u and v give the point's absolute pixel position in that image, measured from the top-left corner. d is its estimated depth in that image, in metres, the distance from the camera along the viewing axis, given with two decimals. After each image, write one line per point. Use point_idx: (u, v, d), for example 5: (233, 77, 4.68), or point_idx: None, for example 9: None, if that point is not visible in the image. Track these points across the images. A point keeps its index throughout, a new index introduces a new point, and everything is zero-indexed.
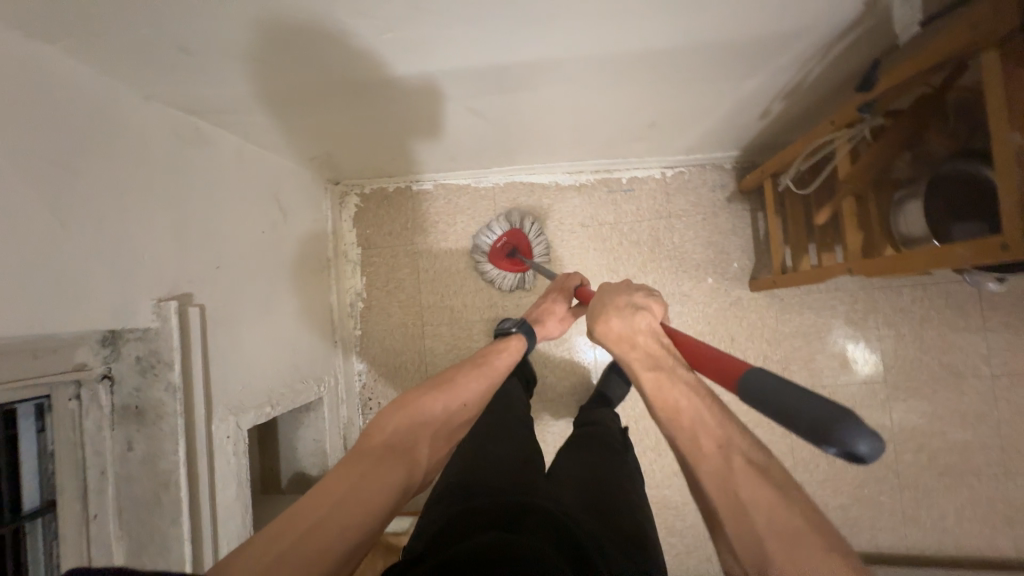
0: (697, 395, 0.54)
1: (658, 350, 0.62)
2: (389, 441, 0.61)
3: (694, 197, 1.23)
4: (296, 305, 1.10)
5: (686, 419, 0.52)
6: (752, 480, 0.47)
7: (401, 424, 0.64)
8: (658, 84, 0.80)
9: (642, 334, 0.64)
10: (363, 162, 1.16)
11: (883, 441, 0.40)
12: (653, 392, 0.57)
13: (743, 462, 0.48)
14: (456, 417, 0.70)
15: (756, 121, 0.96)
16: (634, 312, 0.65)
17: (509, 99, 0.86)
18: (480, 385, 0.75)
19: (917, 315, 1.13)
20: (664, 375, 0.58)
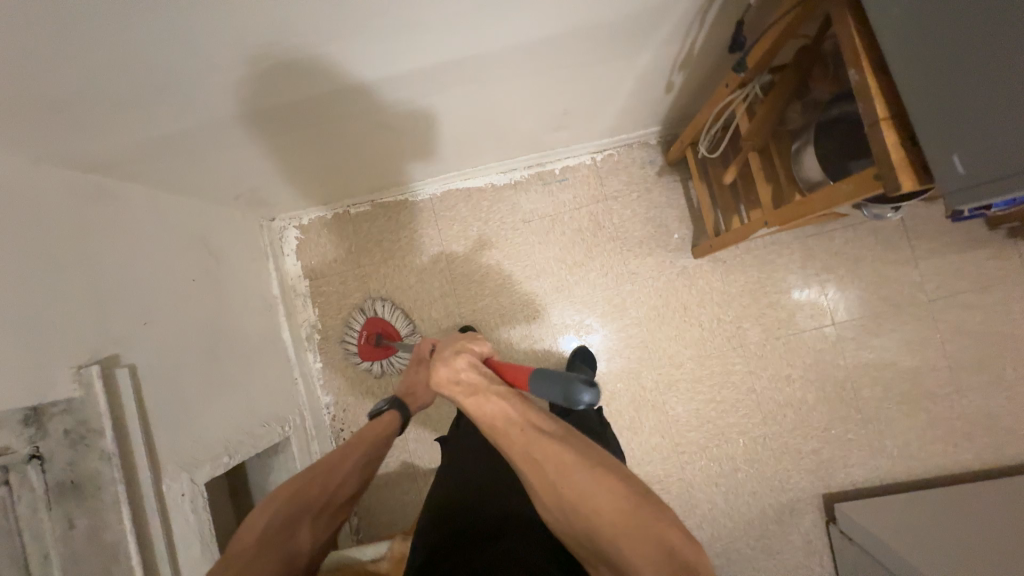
0: (507, 401, 0.60)
1: (479, 379, 0.63)
2: (265, 536, 0.64)
3: (626, 177, 1.25)
4: (245, 348, 1.07)
5: (498, 426, 0.58)
6: (546, 446, 0.55)
7: (280, 515, 0.66)
8: (557, 72, 0.82)
9: (465, 367, 0.65)
10: (292, 194, 1.15)
11: (598, 389, 0.57)
12: (476, 412, 0.60)
13: (540, 435, 0.56)
14: (342, 493, 0.74)
15: (663, 96, 0.98)
16: (455, 355, 0.66)
17: (416, 109, 0.87)
18: (359, 463, 0.78)
19: (851, 255, 1.18)
20: (484, 396, 0.61)
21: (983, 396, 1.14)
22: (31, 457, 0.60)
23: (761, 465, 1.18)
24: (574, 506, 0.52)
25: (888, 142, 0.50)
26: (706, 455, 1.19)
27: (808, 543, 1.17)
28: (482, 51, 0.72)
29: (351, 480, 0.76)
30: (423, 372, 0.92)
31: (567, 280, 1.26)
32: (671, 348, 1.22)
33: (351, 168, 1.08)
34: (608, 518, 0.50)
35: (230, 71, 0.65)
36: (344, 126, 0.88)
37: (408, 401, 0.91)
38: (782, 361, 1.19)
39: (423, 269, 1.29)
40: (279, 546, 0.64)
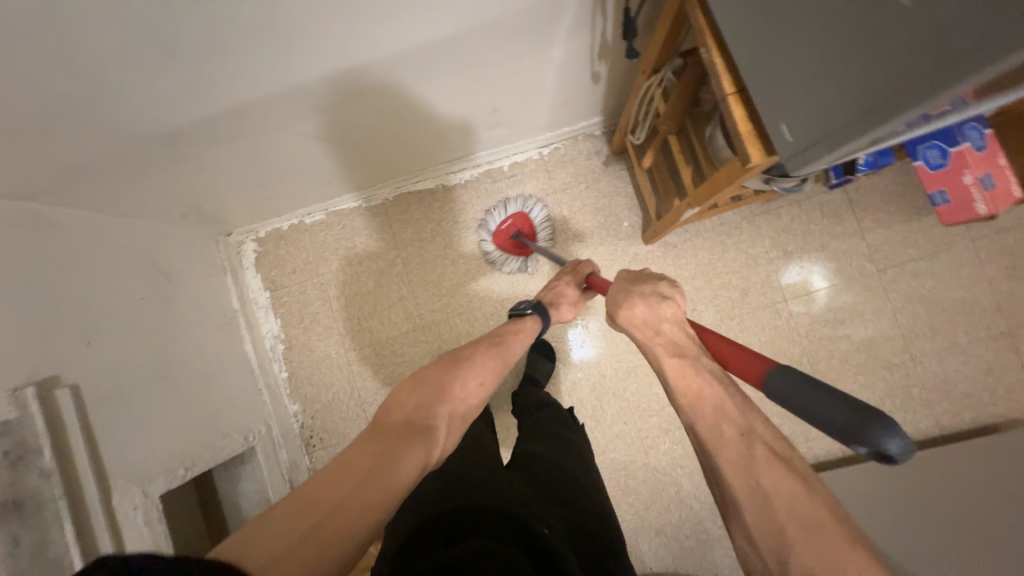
0: (722, 386, 0.57)
1: (682, 339, 0.65)
2: (410, 419, 0.62)
3: (573, 169, 1.27)
4: (202, 362, 1.09)
5: (710, 406, 0.55)
6: (773, 468, 0.49)
7: (420, 403, 0.64)
8: (475, 70, 0.83)
9: (667, 323, 0.67)
10: (242, 207, 1.17)
11: (917, 448, 0.41)
12: (677, 378, 0.59)
13: (768, 452, 0.50)
14: (471, 395, 0.71)
15: (592, 85, 1.00)
16: (661, 300, 0.69)
17: (342, 116, 0.88)
18: (495, 367, 0.76)
19: (799, 231, 1.19)
20: (688, 364, 0.61)
21: (938, 362, 1.15)
22: None
23: None
24: (790, 526, 0.46)
25: (735, 119, 0.58)
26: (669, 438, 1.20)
27: None
28: (390, 55, 0.74)
29: (486, 379, 0.74)
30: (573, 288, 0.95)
31: (522, 275, 1.27)
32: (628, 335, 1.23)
33: (295, 177, 1.09)
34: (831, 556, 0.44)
35: (139, 89, 0.66)
36: (274, 136, 0.89)
37: (552, 313, 0.90)
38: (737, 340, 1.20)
39: (381, 273, 1.31)
40: (421, 431, 0.61)
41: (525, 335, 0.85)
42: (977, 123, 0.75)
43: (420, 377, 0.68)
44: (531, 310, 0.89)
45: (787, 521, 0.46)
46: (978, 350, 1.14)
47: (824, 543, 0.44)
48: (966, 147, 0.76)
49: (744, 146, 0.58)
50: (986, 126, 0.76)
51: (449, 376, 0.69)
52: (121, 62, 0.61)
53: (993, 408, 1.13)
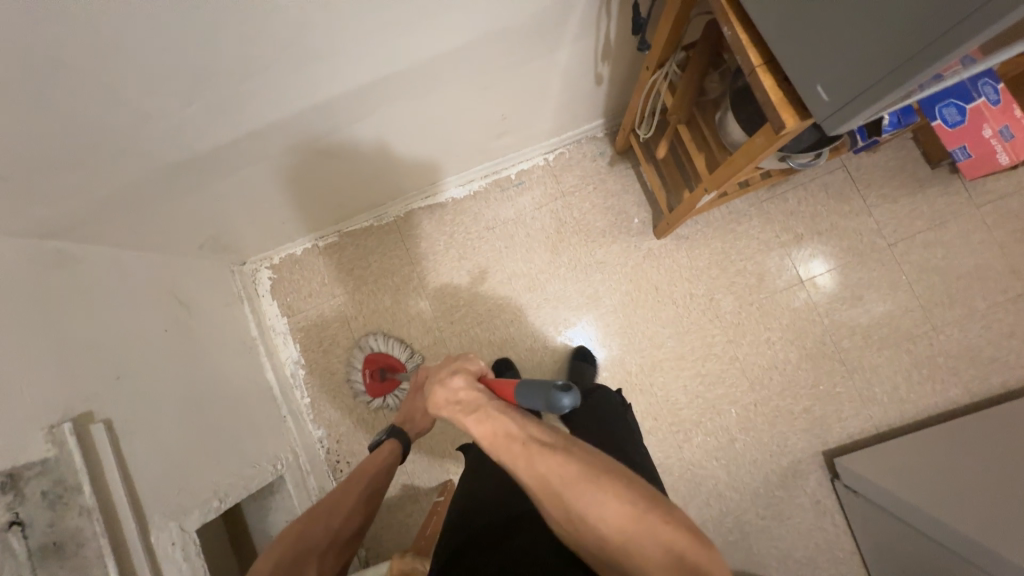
0: (507, 414, 0.59)
1: (476, 395, 0.63)
2: (280, 564, 0.67)
3: (580, 171, 1.29)
4: (226, 391, 1.08)
5: (497, 435, 0.58)
6: (546, 458, 0.54)
7: (285, 556, 0.68)
8: (485, 79, 0.86)
9: (463, 388, 0.65)
10: (256, 234, 1.18)
11: (571, 391, 0.59)
12: (476, 430, 0.59)
13: (540, 447, 0.55)
14: (336, 536, 0.75)
15: (595, 88, 1.03)
16: (450, 373, 0.67)
17: (356, 134, 0.90)
18: (356, 500, 0.80)
19: (807, 213, 1.21)
20: (481, 412, 0.60)
21: (960, 330, 1.15)
22: (11, 524, 0.59)
23: (756, 432, 1.18)
24: (576, 504, 0.51)
25: (766, 88, 0.58)
26: (702, 430, 1.19)
27: (817, 504, 1.15)
28: (408, 67, 0.76)
29: (343, 520, 0.77)
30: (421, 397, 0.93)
31: (538, 279, 1.27)
32: (651, 329, 1.23)
33: (308, 199, 1.10)
34: (607, 514, 0.50)
35: (166, 119, 0.68)
36: (290, 158, 0.91)
37: (404, 428, 0.94)
38: (759, 325, 1.20)
39: (397, 289, 1.31)
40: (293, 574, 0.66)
41: (388, 453, 0.89)
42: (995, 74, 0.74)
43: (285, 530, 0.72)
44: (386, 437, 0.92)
45: (571, 499, 0.51)
46: (999, 315, 1.15)
47: (598, 504, 0.51)
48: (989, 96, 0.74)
49: (777, 113, 0.58)
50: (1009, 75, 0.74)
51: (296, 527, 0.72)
52: (151, 91, 0.63)
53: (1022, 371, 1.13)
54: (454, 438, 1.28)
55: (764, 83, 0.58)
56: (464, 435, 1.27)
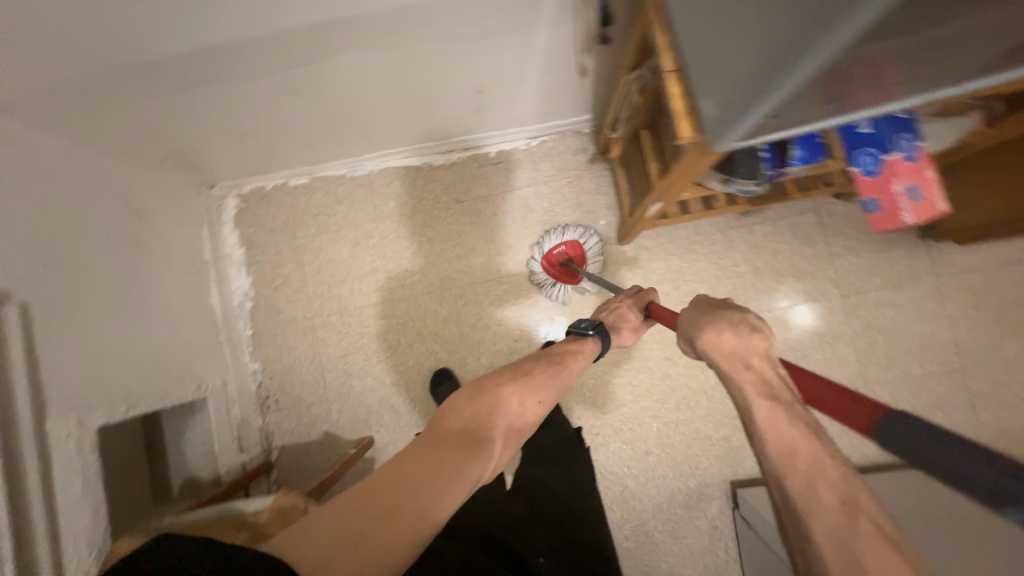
0: (817, 437, 0.51)
1: (773, 380, 0.57)
2: (468, 426, 0.64)
3: (558, 163, 1.29)
4: (163, 304, 1.09)
5: (796, 458, 0.49)
6: (875, 546, 0.44)
7: (470, 415, 0.65)
8: (459, 44, 0.85)
9: (759, 357, 0.60)
10: (226, 157, 1.17)
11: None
12: (768, 426, 0.52)
13: (872, 528, 0.45)
14: (523, 413, 0.70)
15: (579, 79, 1.02)
16: (752, 330, 0.61)
17: (325, 74, 0.90)
18: (556, 384, 0.76)
19: (771, 248, 1.21)
20: (781, 407, 0.54)
21: (890, 391, 1.16)
22: None
23: (671, 449, 1.21)
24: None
25: (671, 95, 0.60)
26: (620, 438, 1.22)
27: (714, 529, 1.19)
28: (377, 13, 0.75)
29: (535, 398, 0.71)
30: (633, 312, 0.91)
31: (494, 259, 1.28)
32: None
33: (279, 133, 1.10)
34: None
35: (118, 16, 0.67)
36: (258, 86, 0.91)
37: (610, 338, 0.88)
38: None
39: (356, 243, 1.32)
40: (477, 440, 0.62)
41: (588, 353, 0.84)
42: (909, 131, 0.61)
43: (483, 385, 0.69)
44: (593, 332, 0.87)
45: (869, 562, 0.44)
46: (930, 384, 1.16)
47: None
48: (898, 158, 0.61)
49: (675, 122, 0.61)
50: (918, 137, 0.61)
51: (506, 390, 0.69)
52: None
53: None
54: (381, 398, 1.29)
55: (670, 93, 0.61)
56: (392, 395, 1.28)
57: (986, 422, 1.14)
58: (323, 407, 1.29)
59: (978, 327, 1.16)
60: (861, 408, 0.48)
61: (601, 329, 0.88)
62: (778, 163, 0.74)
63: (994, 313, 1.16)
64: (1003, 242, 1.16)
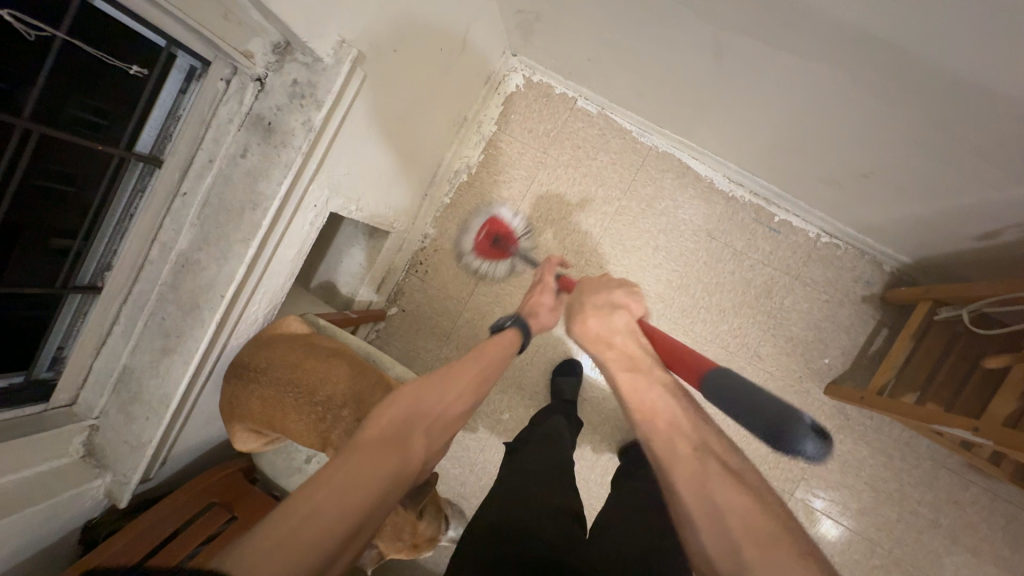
0: (671, 398, 0.63)
1: (634, 351, 0.71)
2: (390, 429, 0.58)
3: (832, 275, 1.12)
4: (422, 138, 1.07)
5: (660, 418, 0.61)
6: (727, 486, 0.54)
7: (401, 412, 0.60)
8: (928, 134, 0.69)
9: (619, 334, 0.73)
10: (559, 47, 1.08)
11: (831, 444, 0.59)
12: (631, 394, 0.65)
13: (714, 467, 0.56)
14: (451, 409, 0.66)
15: (971, 237, 0.85)
16: (609, 312, 0.75)
17: (763, 68, 0.76)
18: (480, 379, 0.72)
19: (965, 517, 1.05)
20: (639, 376, 0.67)
21: None
22: (256, 80, 0.69)
23: None
24: (729, 520, 0.51)
25: None
26: None
27: None
28: (924, 69, 0.59)
29: (461, 396, 0.68)
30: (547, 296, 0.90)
31: (697, 311, 1.17)
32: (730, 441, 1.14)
33: (629, 67, 0.99)
34: (772, 560, 0.47)
35: None
36: (690, 27, 0.77)
37: (530, 326, 0.85)
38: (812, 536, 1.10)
39: (591, 199, 1.23)
40: (403, 444, 0.57)
41: (509, 345, 0.79)
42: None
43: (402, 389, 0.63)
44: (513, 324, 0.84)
45: (718, 495, 0.53)
46: None
47: (764, 551, 0.48)
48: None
49: None
50: None
51: (427, 388, 0.65)
52: None
53: None
54: None
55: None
56: None
57: None
58: (457, 308, 1.28)
59: None
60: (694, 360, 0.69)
61: (518, 321, 0.84)
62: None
63: None
64: None
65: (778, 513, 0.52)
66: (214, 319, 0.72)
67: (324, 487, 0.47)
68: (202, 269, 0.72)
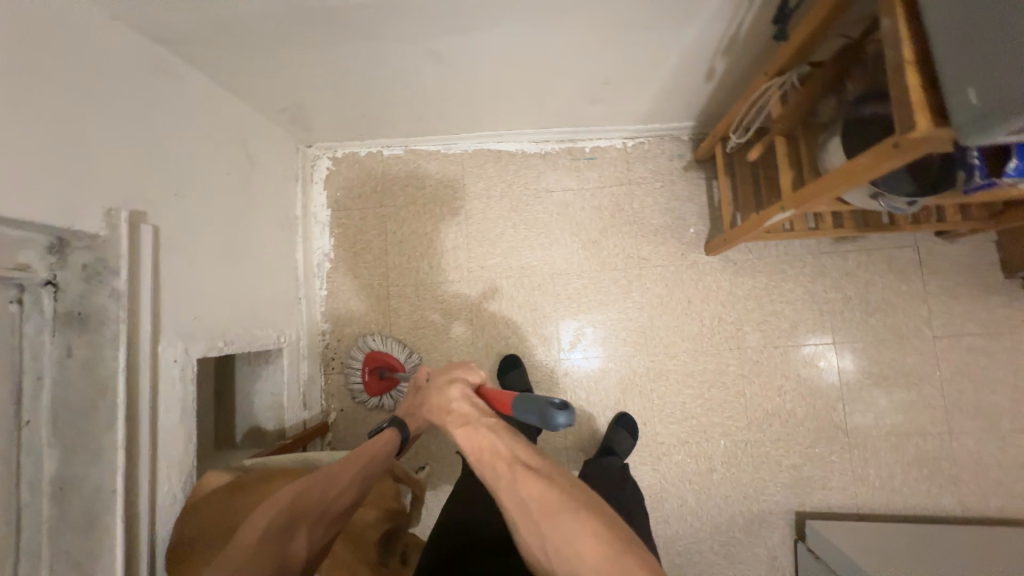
0: (496, 432, 0.61)
1: (469, 409, 0.65)
2: (257, 543, 0.60)
3: (653, 166, 1.28)
4: (261, 254, 1.11)
5: (485, 456, 0.59)
6: (527, 478, 0.56)
7: (277, 516, 0.63)
8: (606, 33, 0.85)
9: (457, 398, 0.67)
10: (333, 118, 1.18)
11: (572, 407, 0.56)
12: (466, 441, 0.61)
13: (523, 467, 0.57)
14: (341, 504, 0.66)
15: (703, 84, 1.03)
16: (449, 383, 0.69)
17: (472, 51, 0.90)
18: (370, 464, 0.70)
19: (864, 279, 1.18)
20: (470, 427, 0.62)
21: (976, 442, 1.12)
22: (47, 283, 0.70)
23: (737, 470, 1.17)
24: (554, 537, 0.52)
25: (905, 89, 0.49)
26: (685, 450, 1.18)
27: (772, 559, 1.14)
28: None
29: (351, 490, 0.67)
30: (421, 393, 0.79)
31: (577, 254, 1.27)
32: (668, 337, 1.22)
33: (394, 102, 1.11)
34: (572, 535, 0.51)
35: None
36: (396, 50, 0.89)
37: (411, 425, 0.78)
38: (776, 368, 1.18)
39: (441, 219, 1.32)
40: (269, 553, 0.59)
41: (398, 434, 0.76)
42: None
43: (280, 493, 0.67)
44: (390, 424, 0.78)
45: (525, 494, 0.55)
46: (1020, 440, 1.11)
47: (566, 528, 0.52)
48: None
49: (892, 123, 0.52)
50: None
51: (307, 486, 0.66)
52: None
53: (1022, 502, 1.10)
54: None
55: (907, 82, 0.49)
56: None
57: None
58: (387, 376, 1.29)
59: None
60: (502, 396, 0.64)
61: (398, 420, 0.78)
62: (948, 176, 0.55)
63: None
64: None
65: (583, 497, 0.55)
66: (118, 518, 0.68)
67: None
68: (83, 481, 0.69)
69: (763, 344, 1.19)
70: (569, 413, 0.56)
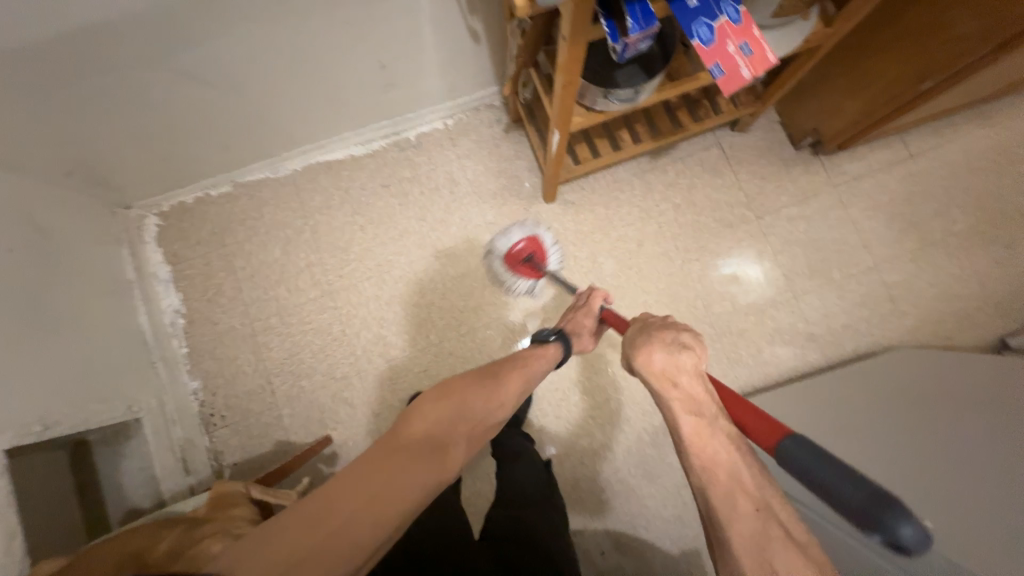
0: (742, 456, 0.52)
1: (699, 394, 0.58)
2: (430, 432, 0.56)
3: (476, 136, 1.33)
4: (84, 326, 1.03)
5: (726, 475, 0.50)
6: (790, 552, 0.47)
7: (437, 420, 0.58)
8: (351, 15, 0.88)
9: (686, 374, 0.60)
10: (133, 169, 1.13)
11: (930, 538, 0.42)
12: (692, 437, 0.53)
13: (780, 530, 0.48)
14: (487, 419, 0.63)
15: (476, 45, 1.08)
16: (680, 348, 0.61)
17: (230, 61, 0.90)
18: (515, 390, 0.68)
19: (685, 185, 1.28)
20: (702, 424, 0.55)
21: (819, 297, 1.23)
22: None
23: (629, 390, 1.22)
24: None
25: None
26: (579, 387, 1.22)
27: None
28: None
29: (490, 405, 0.64)
30: (592, 317, 0.86)
31: (430, 236, 1.29)
32: (535, 289, 1.26)
33: (189, 135, 1.09)
34: None
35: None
36: (148, 76, 0.88)
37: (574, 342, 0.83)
38: (637, 287, 1.25)
39: (288, 242, 1.30)
40: (439, 449, 0.55)
41: (551, 357, 0.78)
42: None
43: (442, 387, 0.61)
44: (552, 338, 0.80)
45: (780, 564, 0.46)
46: (851, 284, 1.24)
47: None
48: (722, 20, 0.58)
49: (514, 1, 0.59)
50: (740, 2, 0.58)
51: (473, 390, 0.63)
52: None
53: (870, 336, 1.22)
54: (334, 392, 1.24)
55: None
56: (343, 388, 1.24)
57: (907, 311, 1.22)
58: (274, 414, 1.23)
59: (881, 227, 1.25)
60: (765, 424, 0.55)
61: (560, 333, 0.82)
62: (623, 34, 0.59)
63: (890, 210, 1.26)
64: (882, 146, 1.27)
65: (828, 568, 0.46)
66: None
67: (322, 517, 0.46)
68: None
69: (620, 269, 1.26)
70: (923, 534, 0.42)
